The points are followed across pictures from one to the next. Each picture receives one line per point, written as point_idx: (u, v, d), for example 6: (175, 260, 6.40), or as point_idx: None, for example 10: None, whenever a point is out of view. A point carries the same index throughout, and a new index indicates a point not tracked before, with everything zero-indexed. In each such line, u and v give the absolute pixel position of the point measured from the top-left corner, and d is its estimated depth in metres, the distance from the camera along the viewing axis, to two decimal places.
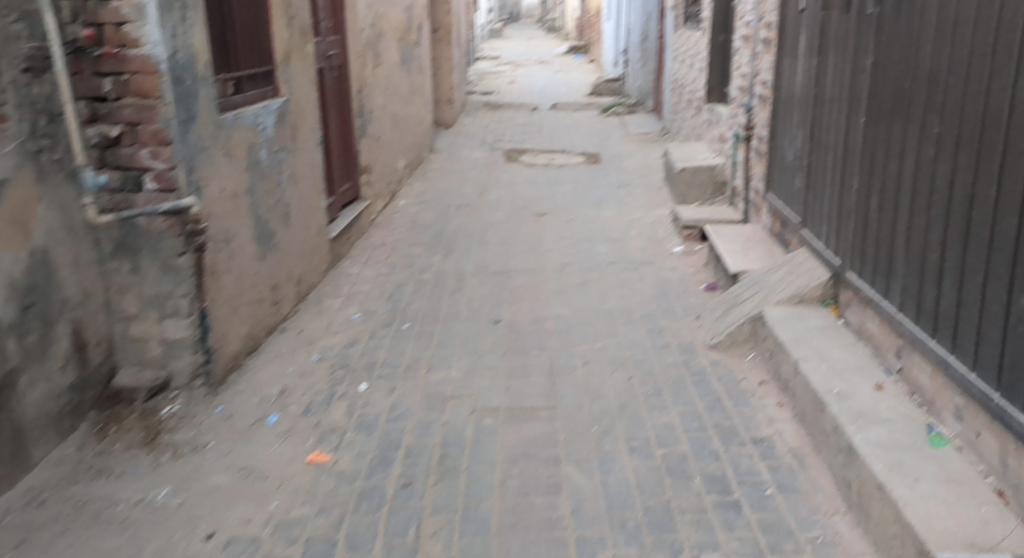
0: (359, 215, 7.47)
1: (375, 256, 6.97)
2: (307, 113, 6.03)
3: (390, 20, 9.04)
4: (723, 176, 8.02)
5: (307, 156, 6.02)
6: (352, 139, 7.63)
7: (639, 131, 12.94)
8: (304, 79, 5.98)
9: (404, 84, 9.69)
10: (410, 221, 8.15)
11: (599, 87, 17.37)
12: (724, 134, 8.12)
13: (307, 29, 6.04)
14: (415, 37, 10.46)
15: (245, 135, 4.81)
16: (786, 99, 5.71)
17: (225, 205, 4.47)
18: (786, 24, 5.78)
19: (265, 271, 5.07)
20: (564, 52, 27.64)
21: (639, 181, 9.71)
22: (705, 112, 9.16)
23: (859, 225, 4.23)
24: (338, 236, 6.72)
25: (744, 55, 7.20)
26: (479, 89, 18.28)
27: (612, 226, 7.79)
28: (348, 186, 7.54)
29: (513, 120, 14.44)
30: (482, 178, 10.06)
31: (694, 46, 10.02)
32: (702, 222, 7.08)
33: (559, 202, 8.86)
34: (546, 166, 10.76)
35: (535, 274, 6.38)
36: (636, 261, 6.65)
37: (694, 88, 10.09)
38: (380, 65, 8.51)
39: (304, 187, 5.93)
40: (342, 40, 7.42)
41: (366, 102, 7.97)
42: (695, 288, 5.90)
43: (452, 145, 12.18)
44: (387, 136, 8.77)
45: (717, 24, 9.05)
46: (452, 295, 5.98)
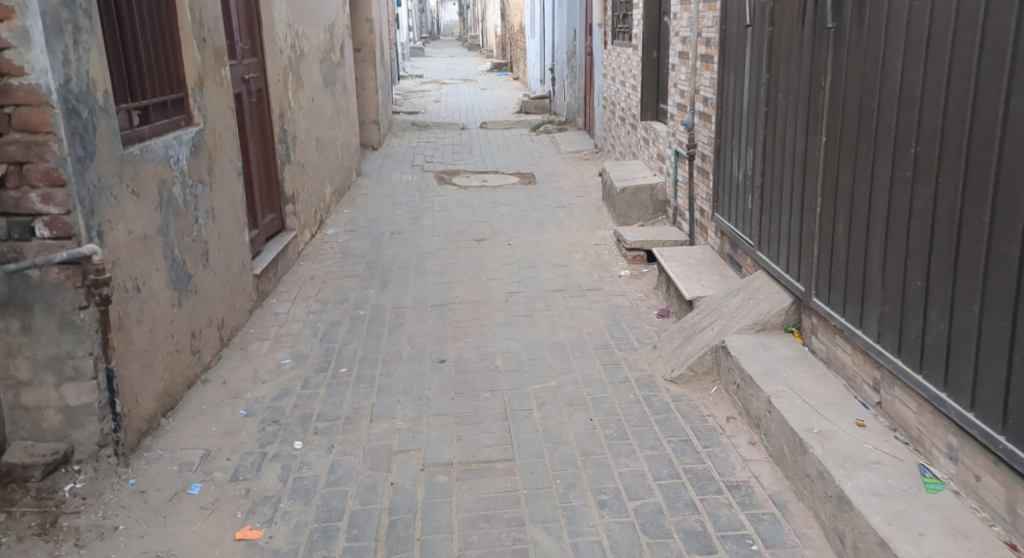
0: (286, 248, 7.00)
1: (304, 292, 6.51)
2: (224, 142, 5.57)
3: (311, 40, 8.61)
4: (665, 195, 7.79)
5: (226, 188, 5.56)
6: (274, 167, 7.16)
7: (571, 149, 12.71)
8: (220, 104, 5.52)
9: (328, 107, 9.24)
10: (340, 251, 7.70)
11: (528, 104, 17.13)
12: (663, 151, 7.91)
13: (222, 51, 5.59)
14: (338, 57, 10.02)
15: (154, 170, 4.34)
16: (731, 116, 5.48)
17: (133, 249, 4.00)
18: (728, 37, 5.55)
19: (182, 318, 4.59)
20: (488, 70, 27.45)
21: (576, 201, 9.45)
22: (641, 129, 8.95)
23: (824, 249, 3.97)
24: (263, 272, 6.24)
25: (681, 70, 6.98)
26: (404, 109, 17.87)
27: (553, 249, 7.48)
28: (272, 217, 7.06)
29: (442, 140, 14.07)
30: (413, 203, 9.66)
31: (625, 62, 9.82)
32: (647, 243, 6.84)
33: (496, 225, 8.53)
34: (480, 188, 10.43)
35: (477, 306, 6.02)
36: (582, 287, 6.35)
37: (627, 105, 9.89)
38: (302, 88, 8.06)
39: (224, 222, 5.46)
40: (259, 63, 6.96)
41: (289, 127, 7.51)
42: (647, 315, 5.61)
43: (380, 168, 11.76)
44: (312, 162, 8.31)
45: (649, 39, 8.85)
46: (390, 333, 5.57)
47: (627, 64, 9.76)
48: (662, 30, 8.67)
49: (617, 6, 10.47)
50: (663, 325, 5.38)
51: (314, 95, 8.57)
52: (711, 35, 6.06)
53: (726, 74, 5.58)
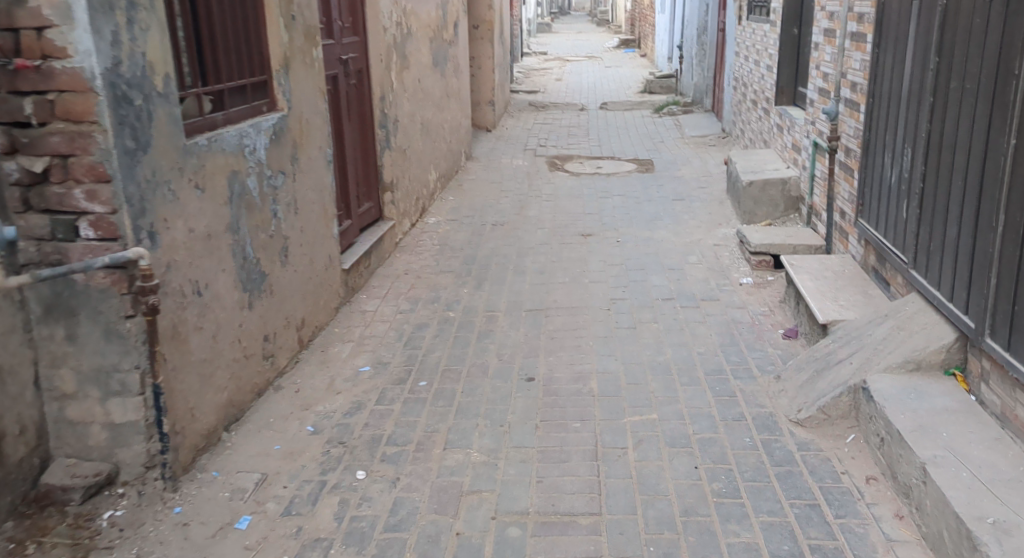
0: (380, 239, 6.64)
1: (396, 289, 6.13)
2: (313, 128, 5.19)
3: (421, 17, 8.19)
4: (798, 192, 7.01)
5: (313, 178, 5.19)
6: (373, 153, 6.79)
7: (696, 133, 11.92)
8: (309, 87, 5.14)
9: (437, 87, 8.83)
10: (439, 244, 7.30)
11: (652, 84, 16.33)
12: (799, 142, 7.11)
13: (314, 30, 5.20)
14: (451, 34, 9.60)
15: (225, 161, 3.99)
16: (885, 107, 4.73)
17: (194, 250, 3.63)
18: (887, 14, 4.79)
19: (254, 322, 4.23)
20: (614, 48, 26.67)
21: (697, 193, 8.74)
22: (775, 115, 8.14)
23: (1007, 279, 3.27)
24: (353, 266, 5.88)
25: (826, 52, 6.18)
26: (525, 88, 17.39)
27: (668, 250, 6.86)
28: (368, 206, 6.72)
29: (558, 122, 13.51)
30: (522, 190, 9.17)
31: (761, 40, 8.98)
32: (774, 248, 6.12)
33: (607, 218, 7.94)
34: (593, 175, 9.84)
35: (579, 314, 5.49)
36: (697, 296, 5.71)
37: (759, 88, 9.06)
38: (407, 69, 7.66)
39: (308, 215, 5.10)
40: (361, 41, 6.58)
41: (390, 110, 7.12)
42: (770, 335, 4.94)
43: (492, 151, 11.32)
44: (415, 147, 7.93)
45: (789, 16, 8.01)
46: (479, 341, 5.11)
47: (762, 42, 8.93)
48: (806, 5, 7.81)
49: None
50: (789, 351, 4.70)
51: (421, 76, 8.17)
52: (865, 12, 5.26)
53: (882, 57, 4.82)
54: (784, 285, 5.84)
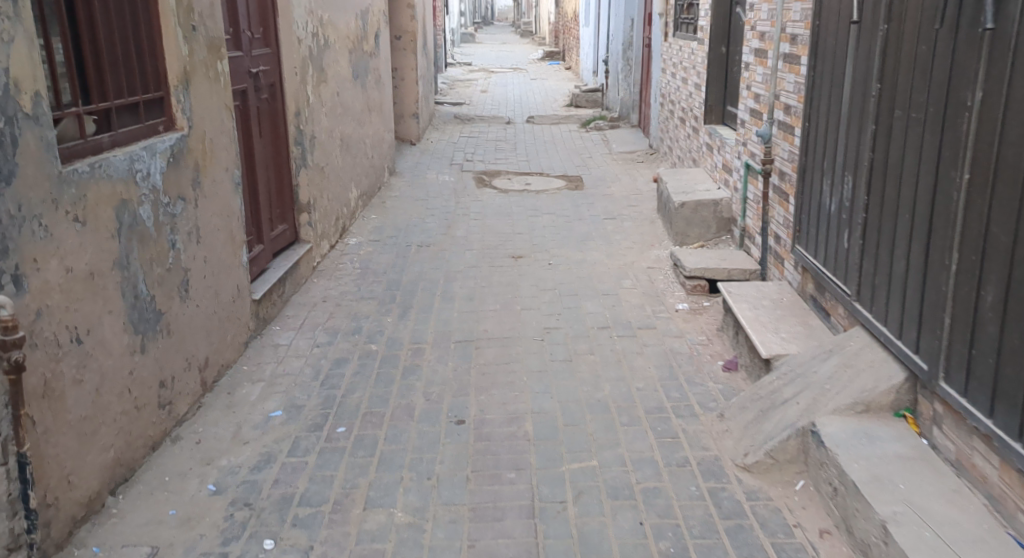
0: (295, 264, 6.20)
1: (313, 319, 5.70)
2: (217, 148, 4.75)
3: (339, 28, 7.78)
4: (730, 212, 6.83)
5: (218, 203, 4.75)
6: (288, 172, 6.35)
7: (624, 148, 11.75)
8: (213, 104, 4.70)
9: (358, 102, 8.42)
10: (360, 268, 6.89)
11: (579, 98, 16.17)
12: (730, 162, 6.94)
13: (219, 42, 4.77)
14: (372, 46, 9.20)
15: (112, 190, 3.54)
16: (823, 131, 4.53)
17: (73, 292, 3.18)
18: (823, 35, 4.60)
19: (148, 367, 3.78)
20: (538, 60, 26.56)
21: (627, 211, 8.53)
22: (704, 134, 7.97)
23: (962, 321, 3.05)
24: (264, 295, 5.44)
25: (757, 72, 6.00)
26: (450, 100, 17.04)
27: (600, 273, 6.59)
28: (281, 228, 6.27)
29: (484, 136, 13.20)
30: (448, 209, 8.82)
31: (689, 56, 8.82)
32: (710, 271, 5.90)
33: (537, 239, 7.65)
34: (521, 192, 9.55)
35: (510, 346, 5.17)
36: (633, 324, 5.45)
37: (687, 105, 8.91)
38: (325, 83, 7.24)
39: (213, 244, 4.65)
40: (274, 54, 6.16)
41: (306, 126, 6.70)
42: (710, 368, 4.68)
43: (417, 166, 10.94)
44: (334, 164, 7.51)
45: (717, 33, 7.86)
46: (403, 378, 4.73)
47: (690, 59, 8.79)
48: (734, 22, 7.66)
49: None
50: (731, 385, 4.45)
51: (339, 90, 7.76)
52: (799, 32, 5.08)
53: (819, 79, 4.63)
54: (721, 311, 5.62)
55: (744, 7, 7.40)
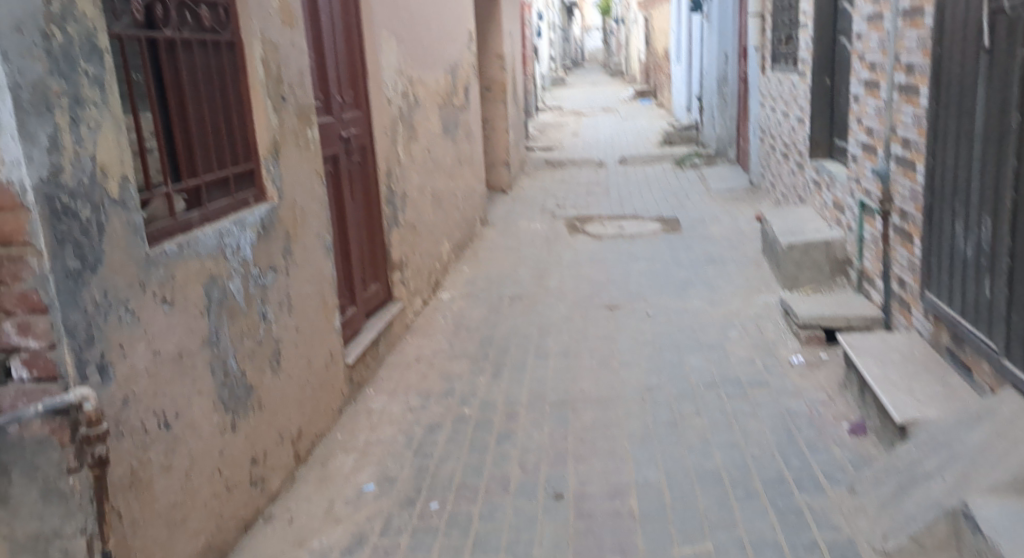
0: (388, 324, 6.11)
1: (406, 381, 5.58)
2: (308, 215, 4.70)
3: (428, 84, 7.78)
4: (845, 253, 6.45)
5: (309, 270, 4.68)
6: (380, 231, 6.30)
7: (723, 186, 11.40)
8: (303, 171, 4.66)
9: (449, 155, 8.40)
10: (453, 323, 6.78)
11: (672, 135, 15.88)
12: (842, 200, 6.56)
13: (309, 109, 4.75)
14: (461, 99, 9.20)
15: (202, 267, 3.48)
16: (952, 170, 4.20)
17: (161, 375, 3.12)
18: (946, 66, 4.27)
19: (239, 445, 3.70)
20: (629, 99, 26.41)
21: (729, 254, 8.20)
22: (810, 170, 7.61)
23: None
24: (358, 359, 5.35)
25: (869, 104, 5.68)
26: (542, 144, 16.99)
27: (704, 324, 6.29)
28: (375, 287, 6.22)
29: (577, 179, 13.06)
30: (541, 258, 8.66)
31: (790, 90, 8.49)
32: (825, 320, 5.56)
33: (634, 287, 7.40)
34: (616, 237, 9.31)
35: (610, 408, 4.94)
36: (744, 382, 5.15)
37: (789, 140, 8.54)
38: (415, 139, 7.22)
39: (305, 312, 4.58)
40: (364, 115, 6.15)
41: (397, 184, 6.66)
42: (835, 432, 4.35)
43: (509, 214, 10.84)
44: (426, 219, 7.46)
45: (820, 65, 7.50)
46: (499, 446, 4.54)
47: (791, 92, 8.44)
48: (838, 53, 7.30)
49: (779, 28, 9.16)
50: (861, 452, 4.11)
51: (430, 145, 7.72)
52: (915, 61, 4.77)
53: (944, 113, 4.30)
54: (840, 364, 5.25)
55: (849, 36, 7.05)
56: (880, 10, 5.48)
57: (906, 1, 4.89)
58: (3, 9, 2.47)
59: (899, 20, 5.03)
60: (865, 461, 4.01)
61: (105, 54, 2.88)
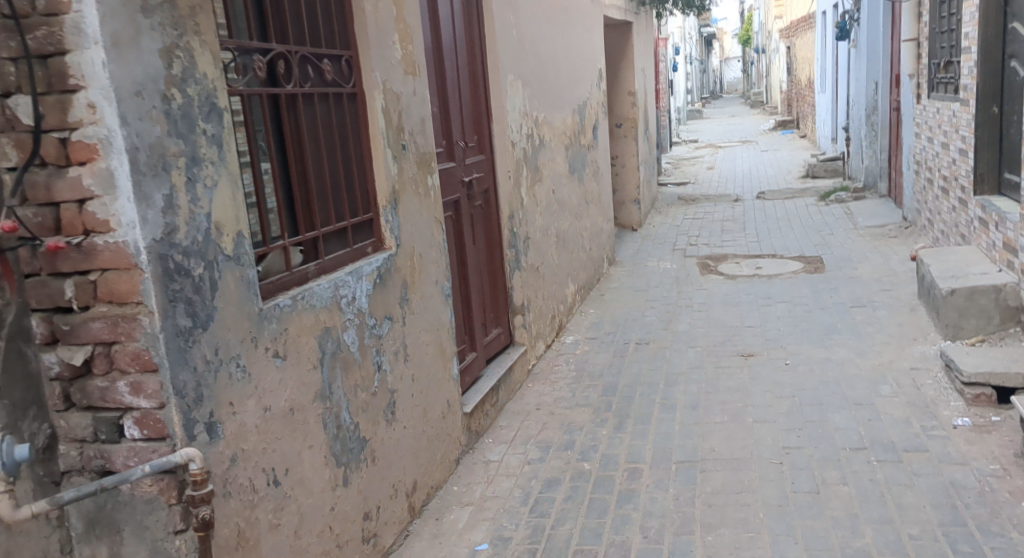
0: (508, 370, 6.01)
1: (527, 431, 5.45)
2: (427, 262, 4.67)
3: (556, 124, 7.71)
4: (1016, 301, 5.90)
5: (428, 318, 4.63)
6: (501, 275, 6.24)
7: (871, 222, 10.80)
8: (422, 219, 4.64)
9: (575, 196, 8.30)
10: (577, 369, 6.62)
11: (815, 168, 15.24)
12: (1014, 242, 5.99)
13: (429, 156, 4.74)
14: (590, 138, 9.09)
15: (317, 320, 3.46)
16: None
17: (271, 432, 3.10)
18: None
19: (350, 501, 3.65)
20: (769, 130, 25.67)
21: (878, 297, 7.70)
22: (976, 207, 7.05)
23: None
24: (477, 407, 5.27)
25: None
26: (675, 179, 16.66)
27: (848, 375, 5.89)
28: (496, 332, 6.15)
29: (711, 215, 12.68)
30: (671, 299, 8.39)
31: (949, 120, 7.92)
32: (998, 378, 5.08)
33: (770, 333, 7.03)
34: (752, 277, 8.94)
35: (742, 470, 4.73)
36: (897, 447, 4.80)
37: (948, 173, 7.97)
38: (540, 181, 7.15)
39: (423, 360, 4.52)
40: (487, 160, 6.13)
41: (521, 227, 6.59)
42: (1012, 511, 4.10)
43: (639, 253, 10.60)
44: (551, 261, 7.35)
45: (987, 93, 6.94)
46: (619, 507, 4.43)
47: (950, 123, 7.89)
48: (1007, 81, 6.76)
49: (937, 54, 8.61)
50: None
51: (556, 185, 7.63)
52: None
53: None
54: (1015, 429, 4.82)
55: (1019, 62, 6.49)
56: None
57: None
58: (123, 74, 2.50)
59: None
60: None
61: (223, 113, 2.90)
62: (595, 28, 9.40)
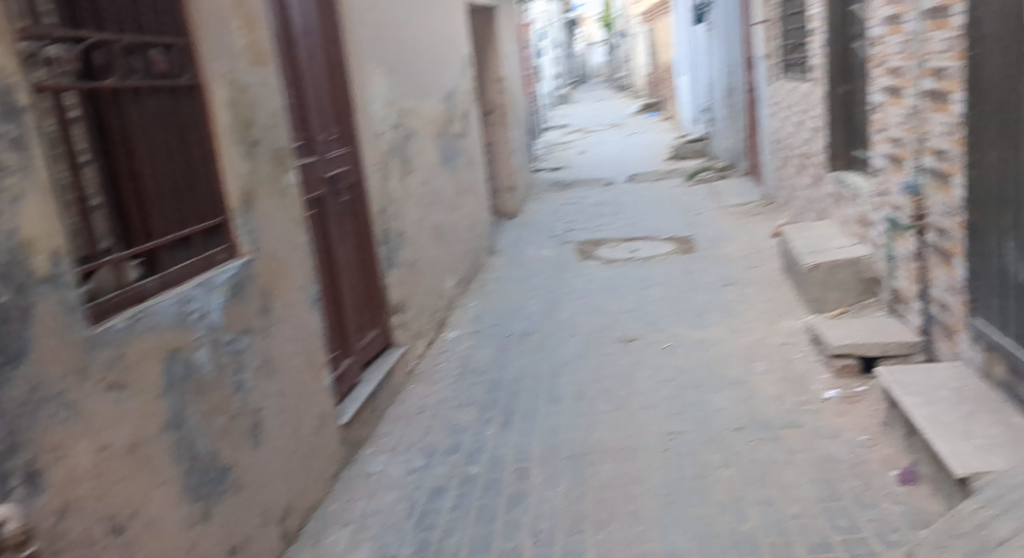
0: (387, 374, 5.71)
1: (408, 437, 5.17)
2: (289, 267, 4.31)
3: (423, 114, 7.42)
4: (873, 272, 6.02)
5: (293, 327, 4.28)
6: (375, 274, 5.91)
7: (737, 200, 10.99)
8: (281, 220, 4.28)
9: (448, 187, 8.04)
10: (460, 366, 6.38)
11: (681, 149, 15.49)
12: (867, 215, 6.11)
13: (284, 152, 4.37)
14: (460, 127, 8.84)
15: (161, 341, 3.08)
16: (1008, 182, 3.93)
17: (109, 474, 2.73)
18: (989, 68, 3.98)
19: (213, 538, 3.29)
20: (635, 114, 26.08)
21: (748, 274, 7.78)
22: (831, 184, 7.11)
23: None
24: (353, 417, 4.95)
25: (894, 113, 5.30)
26: (549, 165, 16.62)
27: (727, 354, 5.87)
28: (372, 334, 5.83)
29: (586, 199, 12.66)
30: (551, 287, 8.25)
31: (802, 100, 8.07)
32: (860, 348, 5.13)
33: (649, 316, 6.98)
34: (627, 260, 8.91)
35: (629, 460, 4.60)
36: (773, 424, 4.77)
37: (805, 151, 8.13)
38: (411, 173, 6.85)
39: (290, 373, 4.18)
40: (353, 152, 5.75)
41: (393, 223, 6.28)
42: (882, 481, 4.10)
43: (517, 241, 10.44)
44: (427, 255, 7.07)
45: (833, 72, 7.05)
46: (508, 511, 4.23)
47: (803, 103, 8.05)
48: (853, 60, 6.91)
49: (788, 35, 8.78)
50: (916, 506, 3.86)
51: (427, 177, 7.35)
52: (944, 64, 4.40)
53: (994, 122, 4.00)
54: (880, 397, 4.87)
55: (863, 41, 6.62)
56: (900, 12, 5.08)
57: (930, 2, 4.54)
58: None
59: (924, 21, 4.65)
60: (924, 521, 3.75)
61: (25, 113, 2.50)
62: (457, 14, 9.15)
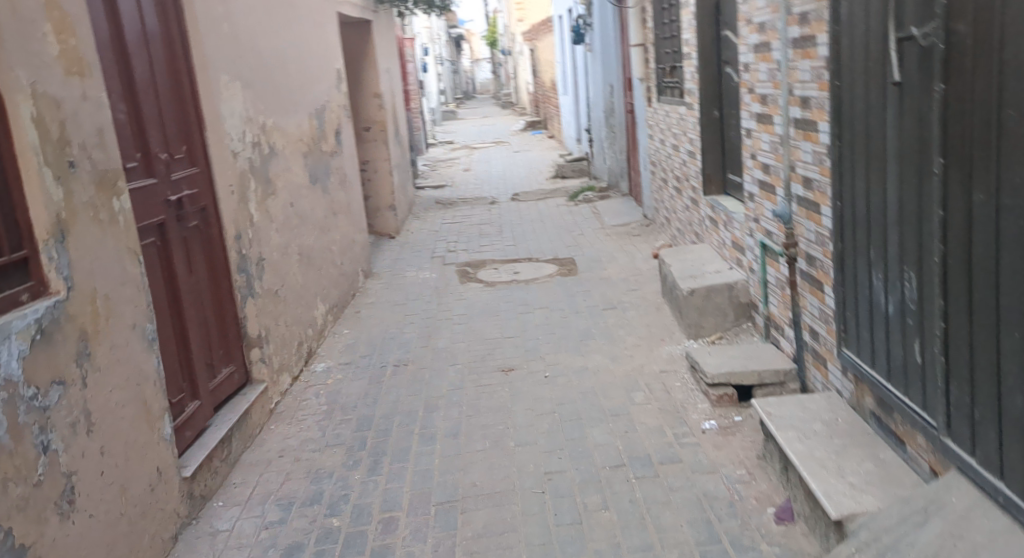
0: (243, 415, 5.21)
1: (265, 487, 4.71)
2: (120, 304, 3.83)
3: (288, 132, 6.95)
4: (749, 297, 5.91)
5: (124, 371, 3.79)
6: (230, 305, 5.42)
7: (617, 220, 10.90)
8: (112, 251, 3.80)
9: (318, 208, 7.57)
10: (328, 402, 5.93)
11: (563, 168, 15.40)
12: (741, 239, 6.01)
13: (114, 173, 3.88)
14: (332, 144, 8.39)
15: None
16: (864, 214, 3.77)
17: None
18: (847, 96, 3.85)
19: None
20: (520, 131, 26.03)
21: (628, 297, 7.61)
22: (705, 207, 7.05)
23: None
24: (198, 468, 4.45)
25: (763, 139, 5.20)
26: (432, 182, 16.26)
27: (607, 384, 5.63)
28: (226, 371, 5.33)
29: (469, 219, 12.36)
30: (429, 313, 7.88)
31: (677, 122, 7.99)
32: (736, 377, 4.96)
33: (529, 343, 6.70)
34: (507, 283, 8.64)
35: (504, 505, 4.27)
36: (652, 460, 4.54)
37: (680, 172, 8.05)
38: (273, 195, 6.37)
39: (117, 425, 3.68)
40: (203, 172, 5.28)
41: (252, 249, 5.79)
42: (759, 520, 3.90)
43: (396, 262, 10.04)
44: (293, 282, 6.59)
45: (705, 97, 6.98)
46: None
47: (678, 125, 7.98)
48: (724, 85, 6.85)
49: (662, 58, 8.72)
50: (793, 547, 3.67)
51: (293, 198, 6.88)
52: (810, 94, 4.32)
53: (850, 153, 3.86)
54: (757, 428, 4.71)
55: (733, 66, 6.56)
56: (767, 40, 4.97)
57: (795, 29, 4.44)
58: None
59: (788, 49, 4.55)
60: None
61: None
62: (328, 27, 8.71)
